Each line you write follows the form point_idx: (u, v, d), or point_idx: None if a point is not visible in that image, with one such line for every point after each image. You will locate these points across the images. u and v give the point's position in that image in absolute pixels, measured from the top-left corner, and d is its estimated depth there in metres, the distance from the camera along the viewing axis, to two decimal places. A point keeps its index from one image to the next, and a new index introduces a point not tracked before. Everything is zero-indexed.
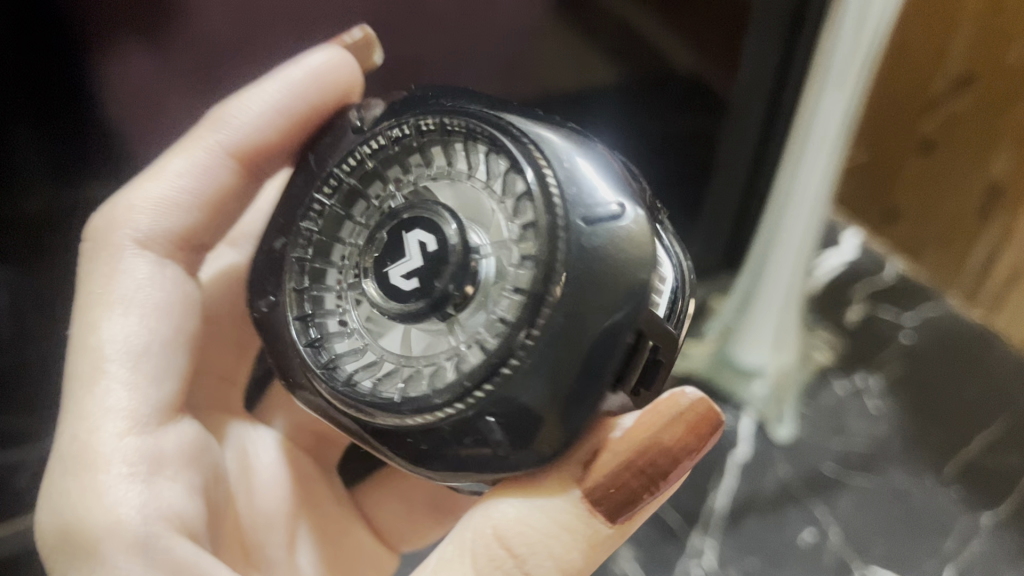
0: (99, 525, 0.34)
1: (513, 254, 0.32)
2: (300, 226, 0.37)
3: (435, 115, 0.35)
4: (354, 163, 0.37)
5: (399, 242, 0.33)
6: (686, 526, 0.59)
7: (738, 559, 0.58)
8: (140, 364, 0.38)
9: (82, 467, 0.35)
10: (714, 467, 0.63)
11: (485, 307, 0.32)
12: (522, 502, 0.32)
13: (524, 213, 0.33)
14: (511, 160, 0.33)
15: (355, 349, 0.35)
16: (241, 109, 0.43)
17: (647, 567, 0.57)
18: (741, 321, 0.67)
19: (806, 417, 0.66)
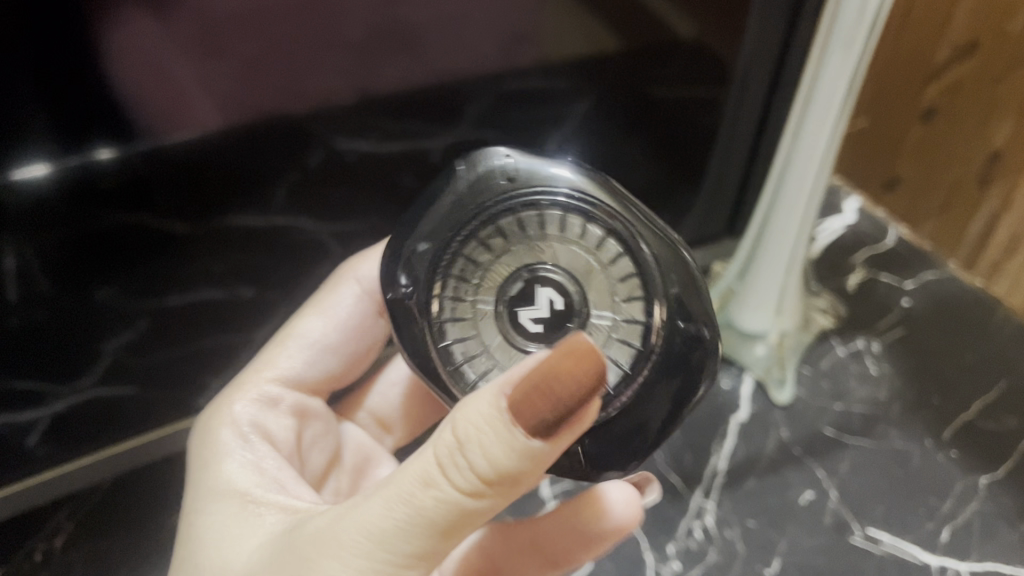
0: (211, 498, 0.40)
1: (616, 328, 0.39)
2: (450, 252, 0.39)
3: (587, 199, 0.39)
4: (504, 209, 0.39)
5: (532, 287, 0.39)
6: (688, 487, 0.59)
7: (739, 520, 0.57)
8: (305, 353, 0.49)
9: (210, 435, 0.44)
10: (716, 429, 0.63)
11: (598, 337, 0.39)
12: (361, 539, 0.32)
13: (632, 294, 0.39)
14: (609, 232, 0.39)
15: (473, 349, 0.40)
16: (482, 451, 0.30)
17: (646, 525, 0.57)
18: (742, 284, 0.67)
19: (807, 379, 0.67)
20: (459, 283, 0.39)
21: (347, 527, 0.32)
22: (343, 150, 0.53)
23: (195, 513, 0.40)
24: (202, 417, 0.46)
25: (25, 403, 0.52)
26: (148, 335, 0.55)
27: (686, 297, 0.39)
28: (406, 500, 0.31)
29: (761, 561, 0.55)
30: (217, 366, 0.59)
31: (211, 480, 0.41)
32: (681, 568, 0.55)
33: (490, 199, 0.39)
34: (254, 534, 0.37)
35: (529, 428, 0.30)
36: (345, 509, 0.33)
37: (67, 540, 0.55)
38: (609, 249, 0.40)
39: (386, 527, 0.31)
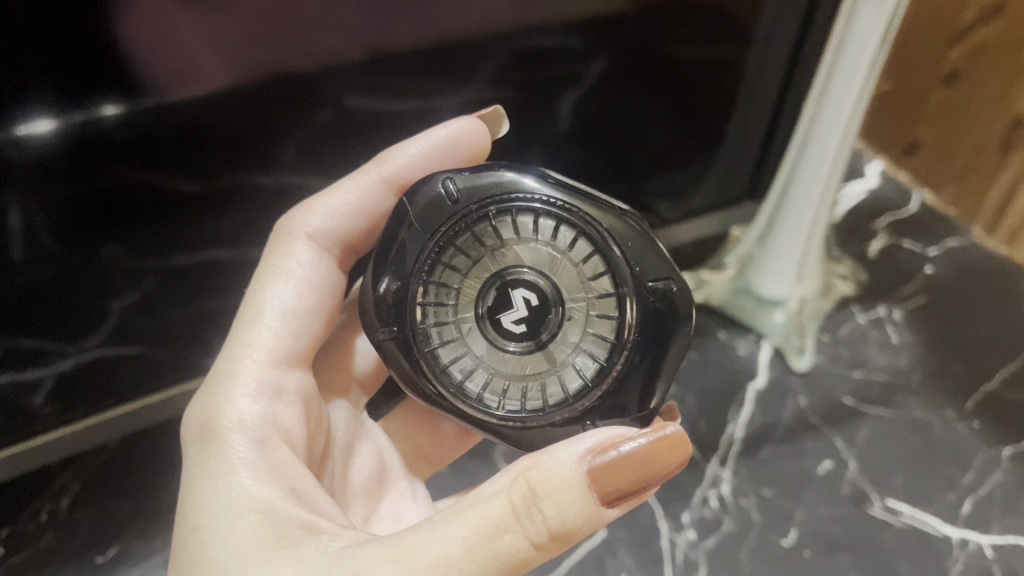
0: (224, 513, 0.34)
1: (592, 311, 0.38)
2: (416, 282, 0.38)
3: (524, 195, 0.38)
4: (455, 229, 0.38)
5: (505, 292, 0.38)
6: (703, 455, 0.58)
7: (755, 489, 0.56)
8: (289, 325, 0.43)
9: (213, 440, 0.37)
10: (733, 396, 0.62)
11: (578, 325, 0.38)
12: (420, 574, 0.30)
13: (600, 275, 0.38)
14: (556, 218, 0.38)
15: (468, 366, 0.39)
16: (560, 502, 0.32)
17: (661, 493, 0.56)
18: (763, 250, 0.65)
19: (825, 346, 0.65)
20: (438, 308, 0.38)
21: (409, 561, 0.31)
22: (351, 106, 0.50)
23: (203, 532, 0.34)
24: (196, 413, 0.38)
25: (30, 361, 0.51)
26: (154, 295, 0.53)
27: (646, 261, 0.38)
28: (479, 541, 0.31)
29: (777, 531, 0.54)
30: (223, 326, 0.57)
31: (222, 493, 0.35)
32: (696, 537, 0.54)
33: (443, 225, 0.38)
34: (291, 564, 0.32)
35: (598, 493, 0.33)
36: (401, 542, 0.32)
37: (73, 501, 0.54)
38: (567, 238, 0.38)
39: (452, 560, 0.31)
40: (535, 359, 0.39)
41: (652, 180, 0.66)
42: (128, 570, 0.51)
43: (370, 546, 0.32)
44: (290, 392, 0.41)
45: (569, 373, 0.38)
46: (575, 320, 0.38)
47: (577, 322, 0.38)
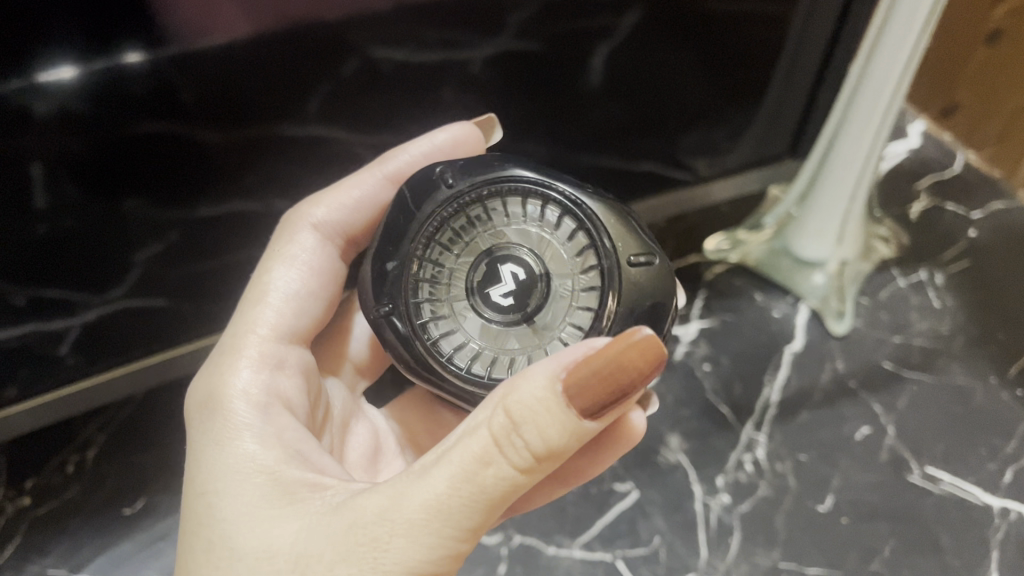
0: (233, 476, 0.34)
1: (577, 283, 0.38)
2: (411, 257, 0.37)
3: (513, 179, 0.38)
4: (451, 209, 0.38)
5: (495, 268, 0.38)
6: (739, 419, 0.56)
7: (791, 455, 0.55)
8: (292, 305, 0.42)
9: (217, 409, 0.37)
10: (769, 359, 0.60)
11: (565, 301, 0.38)
12: (421, 525, 0.29)
13: (584, 251, 0.38)
14: (542, 200, 0.38)
15: (458, 340, 0.38)
16: (534, 422, 0.29)
17: (695, 456, 0.54)
18: (804, 210, 0.64)
19: (865, 310, 0.63)
20: (431, 285, 0.38)
21: (403, 507, 0.29)
22: (377, 58, 0.47)
23: (213, 496, 0.33)
24: (203, 387, 0.38)
25: (54, 312, 0.50)
26: (178, 247, 0.52)
27: (628, 235, 0.37)
28: (464, 475, 0.30)
29: (814, 497, 0.53)
30: (249, 278, 0.56)
31: (227, 457, 0.35)
32: (730, 501, 0.52)
33: (435, 208, 0.38)
34: (297, 521, 0.31)
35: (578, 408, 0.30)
36: (395, 487, 0.30)
37: (99, 453, 0.54)
38: (554, 219, 0.38)
39: (447, 506, 0.29)
40: (520, 333, 0.38)
41: (687, 137, 0.63)
42: (156, 523, 0.50)
43: (368, 493, 0.31)
44: (292, 369, 0.41)
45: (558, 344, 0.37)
46: (562, 294, 0.38)
47: (563, 295, 0.38)
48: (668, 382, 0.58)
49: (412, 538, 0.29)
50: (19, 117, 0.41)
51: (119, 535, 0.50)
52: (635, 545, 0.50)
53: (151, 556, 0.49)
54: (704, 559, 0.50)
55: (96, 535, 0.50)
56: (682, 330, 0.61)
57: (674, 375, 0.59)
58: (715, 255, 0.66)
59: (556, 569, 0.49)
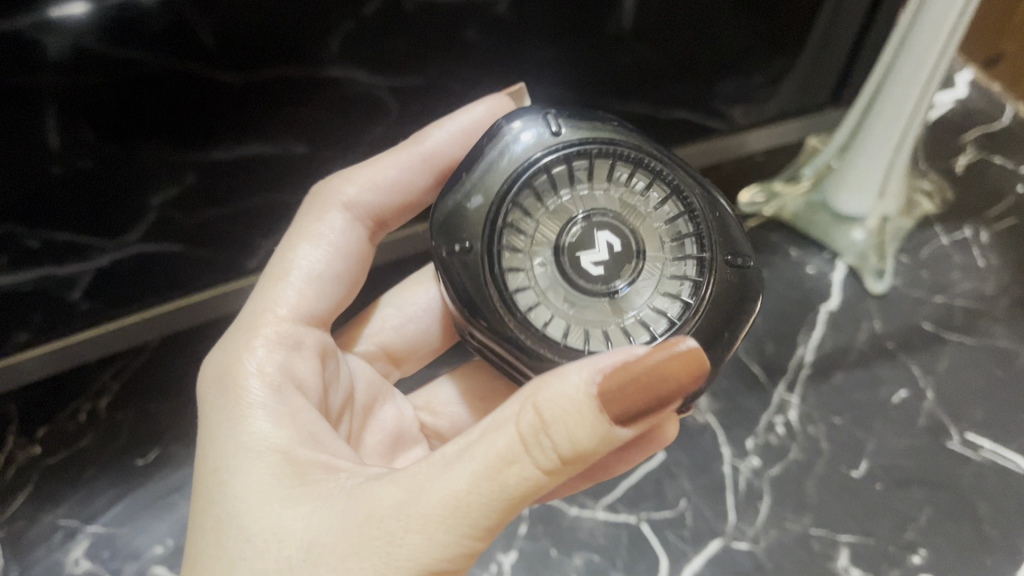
0: (244, 457, 0.32)
1: (666, 269, 0.36)
2: (507, 198, 0.34)
3: (621, 145, 0.36)
4: (553, 160, 0.35)
5: (589, 233, 0.35)
6: (771, 379, 0.54)
7: (825, 418, 0.53)
8: (314, 287, 0.40)
9: (233, 386, 0.35)
10: (803, 318, 0.58)
11: (650, 284, 0.36)
12: (434, 523, 0.28)
13: (682, 238, 0.36)
14: (649, 174, 0.36)
15: (531, 301, 0.35)
16: (561, 426, 0.28)
17: (724, 417, 0.53)
18: (843, 163, 0.61)
19: (904, 269, 0.60)
20: (513, 233, 0.35)
21: (418, 500, 0.28)
22: None
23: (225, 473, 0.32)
24: (216, 361, 0.36)
25: (69, 257, 0.47)
26: (194, 191, 0.49)
27: (729, 235, 0.36)
28: (485, 474, 0.28)
29: (847, 462, 0.51)
30: (267, 225, 0.53)
31: (240, 436, 0.33)
32: (759, 465, 0.51)
33: (538, 155, 0.35)
34: (309, 504, 0.30)
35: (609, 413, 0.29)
36: (413, 478, 0.29)
37: (112, 401, 0.52)
38: (658, 197, 0.37)
39: (465, 502, 0.28)
40: (601, 307, 0.35)
41: (723, 84, 0.59)
42: (171, 474, 0.49)
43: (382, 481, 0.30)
44: (307, 353, 0.38)
45: (636, 327, 0.35)
46: (649, 275, 0.36)
47: (650, 276, 0.36)
48: None
49: (431, 534, 0.28)
50: (32, 56, 0.38)
51: (134, 486, 0.49)
52: (660, 508, 0.49)
53: (166, 508, 0.48)
54: (731, 523, 0.48)
55: (110, 485, 0.49)
56: None
57: None
58: (750, 209, 0.64)
59: (579, 530, 0.48)
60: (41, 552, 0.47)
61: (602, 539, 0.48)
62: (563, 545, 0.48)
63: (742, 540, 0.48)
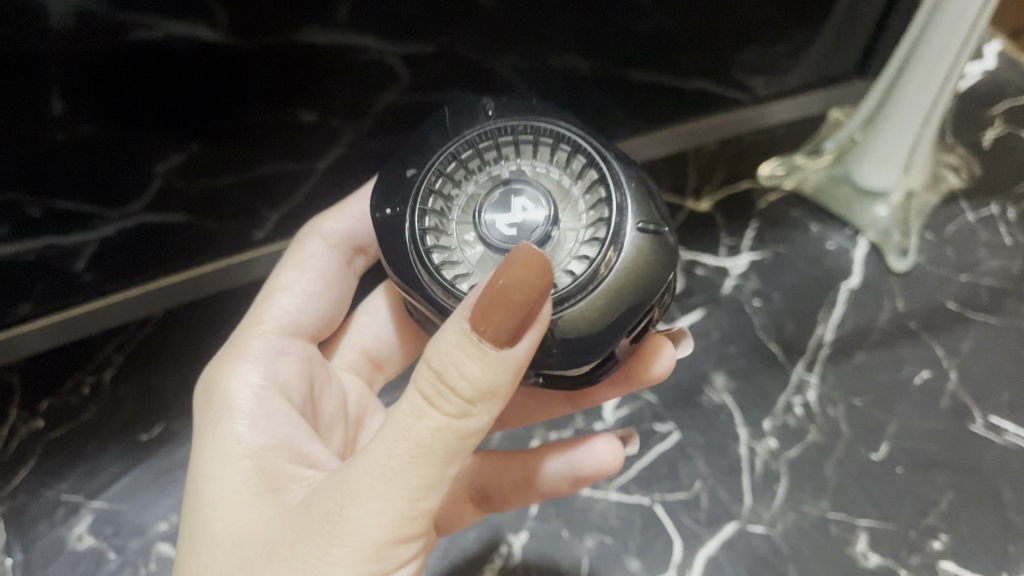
0: (221, 460, 0.35)
1: (580, 236, 0.34)
2: (434, 169, 0.36)
3: (547, 122, 0.36)
4: (482, 135, 0.36)
5: (505, 199, 0.35)
6: (790, 358, 0.53)
7: (844, 399, 0.51)
8: (298, 303, 0.43)
9: (212, 400, 0.38)
10: (824, 296, 0.56)
11: (569, 249, 0.34)
12: (365, 495, 0.29)
13: (598, 204, 0.35)
14: (572, 147, 0.36)
15: (455, 265, 0.35)
16: (454, 368, 0.28)
17: (741, 397, 0.51)
18: (867, 137, 0.59)
19: (929, 246, 0.59)
20: (439, 204, 0.36)
21: (352, 476, 0.30)
22: None
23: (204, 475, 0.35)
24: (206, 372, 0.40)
25: (72, 225, 0.46)
26: (200, 159, 0.46)
27: (647, 203, 0.35)
28: (402, 434, 0.29)
29: (867, 445, 0.50)
30: (273, 196, 0.51)
31: (220, 442, 0.36)
32: (777, 446, 0.49)
33: (464, 132, 0.36)
34: (272, 508, 0.32)
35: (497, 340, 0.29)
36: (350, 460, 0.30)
37: (116, 374, 0.51)
38: (582, 168, 0.36)
39: (390, 467, 0.29)
40: None
41: (743, 53, 0.54)
42: (176, 450, 0.48)
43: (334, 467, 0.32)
44: (294, 363, 0.41)
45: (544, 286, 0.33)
46: (564, 240, 0.35)
47: (565, 241, 0.35)
48: (714, 317, 0.55)
49: (366, 504, 0.29)
50: (33, 18, 0.36)
51: (138, 462, 0.48)
52: (675, 489, 0.48)
53: (170, 484, 0.47)
54: (747, 506, 0.47)
55: (114, 460, 0.48)
56: (732, 261, 0.57)
57: (721, 310, 0.55)
58: (769, 182, 0.62)
59: (591, 512, 0.47)
60: (44, 527, 0.46)
61: (615, 521, 0.47)
62: (574, 527, 0.47)
63: (758, 523, 0.47)
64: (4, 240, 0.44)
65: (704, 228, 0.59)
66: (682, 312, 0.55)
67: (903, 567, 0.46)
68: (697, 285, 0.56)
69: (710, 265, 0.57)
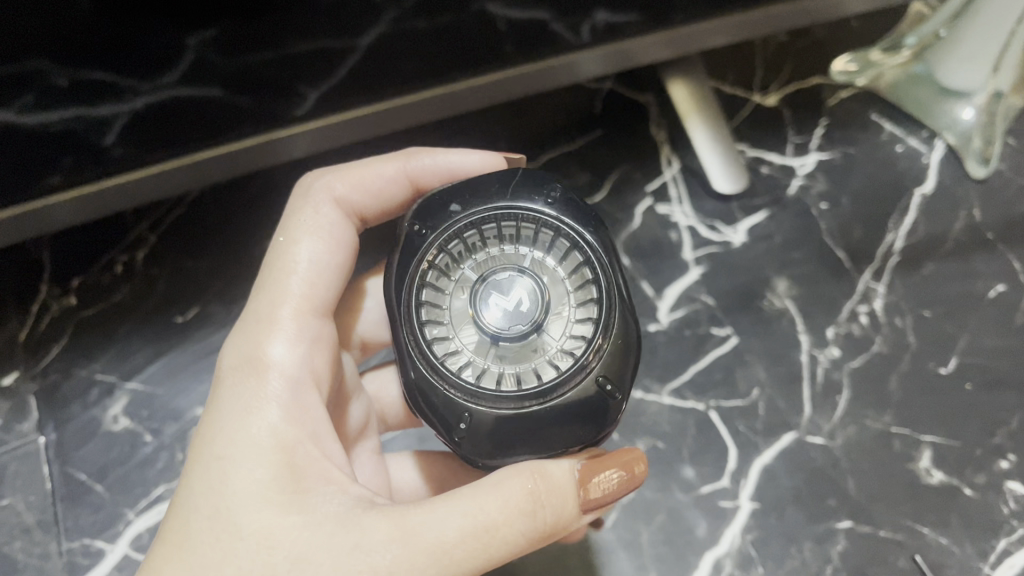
0: (255, 446, 0.32)
1: (549, 354, 0.33)
2: (474, 221, 0.34)
3: (586, 242, 0.35)
4: (529, 219, 0.35)
5: (509, 284, 0.34)
6: (857, 265, 0.50)
7: (913, 310, 0.48)
8: (323, 278, 0.38)
9: (249, 374, 0.34)
10: (895, 201, 0.52)
11: (536, 356, 0.33)
12: (418, 553, 0.29)
13: (578, 337, 0.34)
14: (592, 278, 0.34)
15: (438, 305, 0.34)
16: (507, 526, 0.30)
17: (804, 305, 0.48)
18: (953, 32, 0.54)
19: (1011, 153, 0.54)
20: (458, 250, 0.34)
21: (410, 540, 0.29)
22: None
23: (228, 468, 0.31)
24: (238, 346, 0.35)
25: (99, 98, 0.40)
26: (237, 33, 0.39)
27: (618, 363, 0.33)
28: (472, 531, 0.30)
29: (935, 358, 0.47)
30: (314, 73, 0.44)
31: (248, 424, 0.33)
32: (839, 356, 0.47)
33: (518, 204, 0.35)
34: (294, 517, 0.30)
35: (511, 548, 0.30)
36: (395, 516, 0.30)
37: (149, 254, 0.48)
38: (588, 299, 0.34)
39: (451, 546, 0.29)
40: (479, 344, 0.33)
41: None
42: (210, 334, 0.47)
43: (369, 510, 0.31)
44: (318, 350, 0.36)
45: (494, 376, 0.33)
46: (533, 346, 0.34)
47: (533, 345, 0.34)
48: (777, 220, 0.51)
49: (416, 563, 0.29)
50: None
51: (172, 346, 0.46)
52: (731, 396, 0.45)
53: (206, 369, 0.46)
54: (807, 417, 0.45)
55: (146, 344, 0.46)
56: (799, 161, 0.54)
57: (785, 212, 0.51)
58: (840, 78, 0.57)
59: (643, 416, 0.45)
60: (77, 408, 0.44)
61: (666, 425, 0.45)
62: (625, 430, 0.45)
63: (817, 435, 0.45)
64: (28, 112, 0.38)
65: (770, 126, 0.55)
66: (743, 213, 0.51)
67: (968, 486, 0.43)
68: (761, 184, 0.53)
69: (775, 164, 0.54)
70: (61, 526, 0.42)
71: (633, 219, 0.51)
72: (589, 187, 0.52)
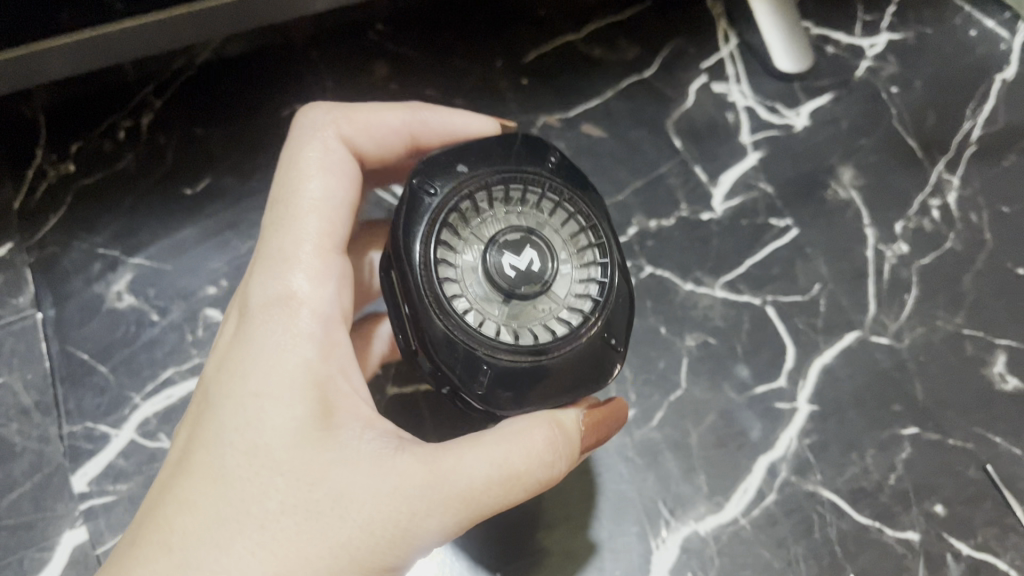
0: (288, 382, 0.28)
1: (558, 313, 0.31)
2: (484, 181, 0.30)
3: (588, 212, 0.32)
4: (533, 183, 0.31)
5: (520, 242, 0.30)
6: (930, 154, 0.45)
7: (991, 205, 0.44)
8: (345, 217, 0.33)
9: (278, 304, 0.30)
10: (974, 86, 0.47)
11: (545, 314, 0.31)
12: (452, 503, 0.27)
13: (584, 296, 0.31)
14: (592, 245, 0.32)
15: (447, 262, 0.30)
16: (534, 469, 0.29)
17: (871, 195, 0.44)
18: None
19: None
20: (467, 210, 0.30)
21: (446, 483, 0.27)
22: None
23: (262, 404, 0.28)
24: (257, 279, 0.31)
25: None
26: None
27: (621, 319, 0.31)
28: (501, 478, 0.28)
29: (1013, 257, 0.43)
30: None
31: (279, 356, 0.29)
32: (908, 252, 0.43)
33: (524, 165, 0.31)
34: (331, 457, 0.27)
35: (528, 493, 0.29)
36: (428, 455, 0.28)
37: (155, 121, 0.44)
38: (589, 265, 0.32)
39: (482, 491, 0.28)
40: (488, 298, 0.30)
41: None
42: (222, 211, 0.43)
43: (404, 448, 0.28)
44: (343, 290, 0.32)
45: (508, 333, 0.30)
46: (543, 305, 0.31)
47: (543, 304, 0.31)
48: (844, 103, 0.47)
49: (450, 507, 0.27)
50: None
51: (180, 221, 0.43)
52: (789, 290, 0.42)
53: (219, 247, 0.42)
54: (871, 315, 0.41)
55: (153, 218, 0.42)
56: (869, 41, 0.48)
57: (852, 96, 0.47)
58: None
59: (692, 308, 0.41)
60: (78, 284, 0.41)
61: (718, 319, 0.41)
62: (673, 324, 0.41)
63: (882, 334, 0.41)
64: None
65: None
66: (806, 95, 0.47)
67: None
68: (826, 64, 0.48)
69: (841, 43, 0.48)
70: (62, 408, 0.39)
71: (686, 97, 0.46)
72: (638, 62, 0.47)
